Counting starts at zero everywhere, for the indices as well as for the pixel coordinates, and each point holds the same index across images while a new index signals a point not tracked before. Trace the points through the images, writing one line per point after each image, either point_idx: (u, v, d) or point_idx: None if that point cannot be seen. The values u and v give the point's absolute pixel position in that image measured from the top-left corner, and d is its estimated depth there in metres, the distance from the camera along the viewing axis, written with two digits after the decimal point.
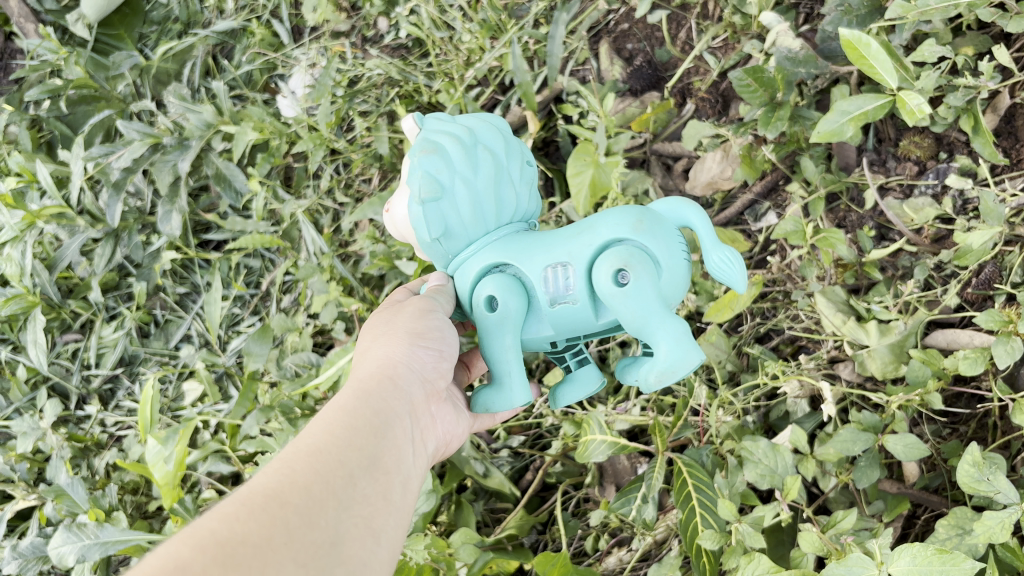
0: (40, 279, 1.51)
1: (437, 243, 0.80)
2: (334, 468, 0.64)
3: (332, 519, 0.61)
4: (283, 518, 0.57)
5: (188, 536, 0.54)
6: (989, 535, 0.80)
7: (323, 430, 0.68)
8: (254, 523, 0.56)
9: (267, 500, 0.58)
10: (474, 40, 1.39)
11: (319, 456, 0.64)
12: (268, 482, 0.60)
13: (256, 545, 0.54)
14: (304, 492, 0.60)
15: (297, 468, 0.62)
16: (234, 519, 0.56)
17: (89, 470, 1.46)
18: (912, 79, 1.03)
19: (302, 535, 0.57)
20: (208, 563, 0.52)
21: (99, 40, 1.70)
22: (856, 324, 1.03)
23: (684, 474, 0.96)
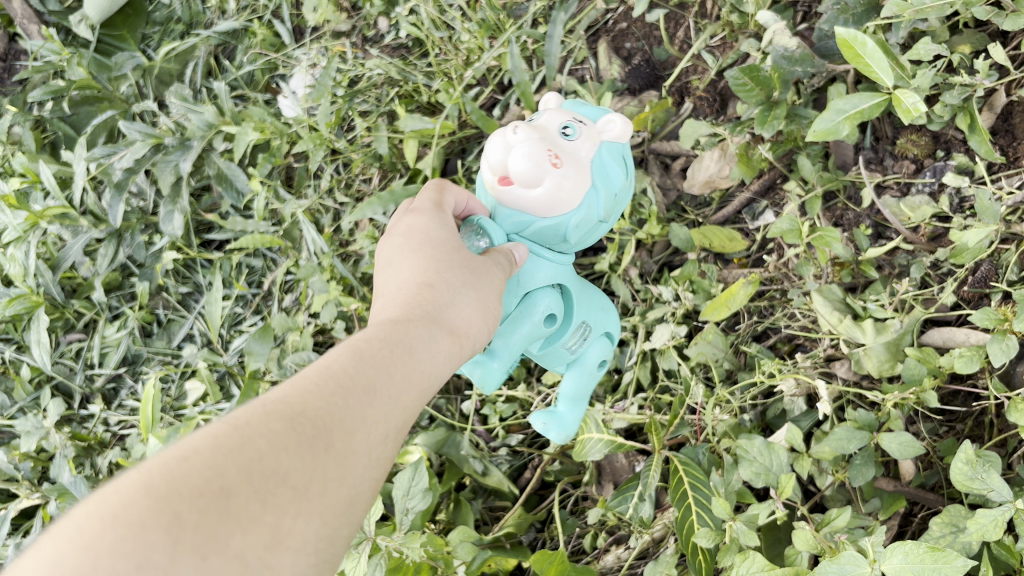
0: (44, 279, 1.52)
1: (561, 241, 0.88)
2: (382, 415, 0.56)
3: (361, 475, 0.52)
4: (324, 465, 0.49)
5: (232, 447, 0.45)
6: (983, 533, 0.81)
7: (386, 356, 0.59)
8: (297, 460, 0.48)
9: (316, 434, 0.50)
10: (473, 40, 1.39)
11: (375, 397, 0.55)
12: (321, 405, 0.51)
13: (289, 490, 0.47)
14: (349, 440, 0.52)
15: (351, 401, 0.53)
16: (282, 447, 0.47)
17: (93, 469, 1.47)
18: (909, 78, 1.03)
19: (333, 489, 0.49)
20: (245, 499, 0.44)
21: (102, 41, 1.70)
22: (853, 322, 1.03)
23: (680, 472, 0.98)
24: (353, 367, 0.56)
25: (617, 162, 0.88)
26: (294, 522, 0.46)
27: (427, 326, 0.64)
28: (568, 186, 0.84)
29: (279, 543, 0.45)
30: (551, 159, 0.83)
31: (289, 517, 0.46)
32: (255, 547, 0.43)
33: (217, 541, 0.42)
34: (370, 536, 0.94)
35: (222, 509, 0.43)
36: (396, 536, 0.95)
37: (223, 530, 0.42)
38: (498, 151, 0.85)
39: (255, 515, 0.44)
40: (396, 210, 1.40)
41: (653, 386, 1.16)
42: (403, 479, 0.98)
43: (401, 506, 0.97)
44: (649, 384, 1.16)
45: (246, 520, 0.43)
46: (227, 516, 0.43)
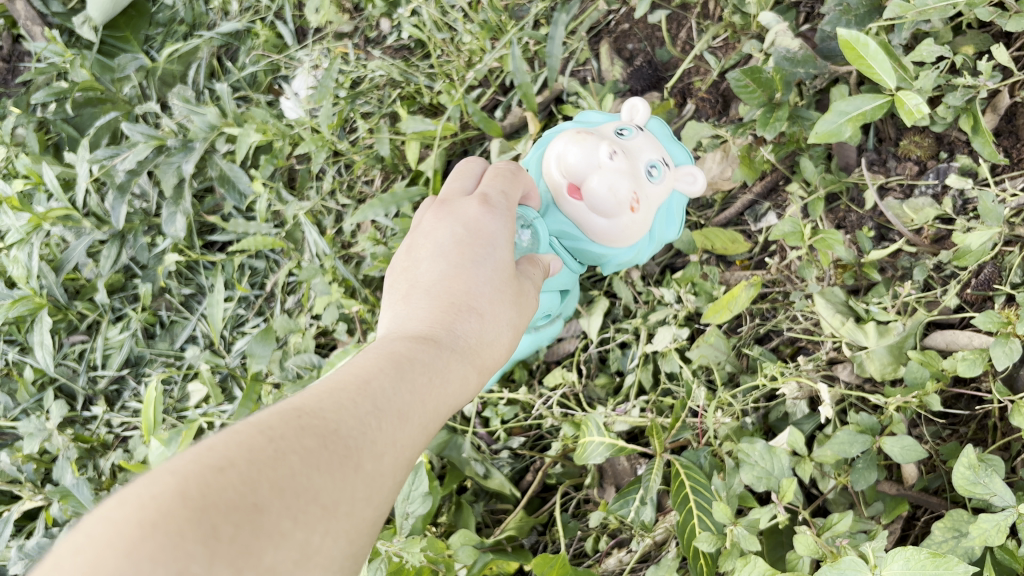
0: (47, 281, 1.52)
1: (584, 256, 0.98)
2: (408, 436, 0.53)
3: (383, 498, 0.50)
4: (354, 485, 0.47)
5: (266, 458, 0.43)
6: (985, 538, 0.80)
7: (413, 373, 0.56)
8: (330, 477, 0.45)
9: (349, 452, 0.47)
10: (475, 41, 1.39)
11: (404, 418, 0.53)
12: (353, 422, 0.49)
13: (322, 508, 0.44)
14: (378, 460, 0.49)
15: (380, 419, 0.51)
16: (316, 463, 0.45)
17: (95, 471, 1.47)
18: (912, 79, 1.03)
19: (358, 509, 0.47)
20: (279, 515, 0.41)
21: (105, 42, 1.70)
22: (855, 325, 1.02)
23: (682, 476, 0.97)
24: (384, 385, 0.53)
25: (672, 213, 0.99)
26: (321, 543, 0.44)
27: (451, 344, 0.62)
28: (632, 225, 0.93)
29: (306, 563, 0.42)
30: (631, 203, 0.91)
31: (317, 534, 0.43)
32: (284, 564, 0.41)
33: (253, 557, 0.39)
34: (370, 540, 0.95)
35: (257, 524, 0.40)
36: (396, 540, 0.97)
37: (258, 545, 0.39)
38: (584, 163, 0.90)
39: (288, 532, 0.41)
40: (398, 211, 1.40)
41: (654, 389, 1.15)
42: (403, 484, 0.99)
43: (401, 510, 0.99)
44: (651, 386, 1.16)
45: (278, 535, 0.41)
46: (261, 532, 0.40)
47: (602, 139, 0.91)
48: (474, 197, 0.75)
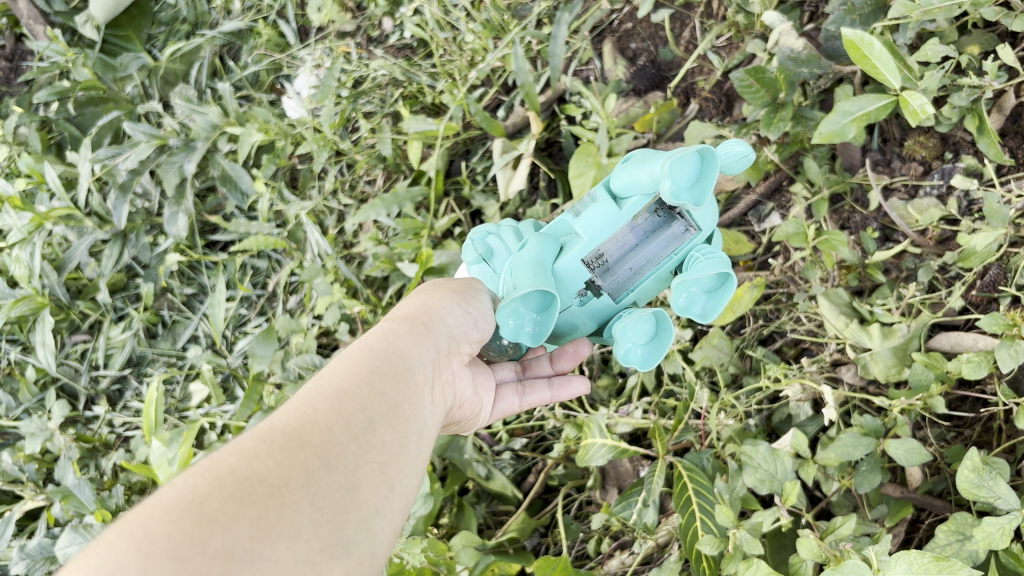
0: (49, 280, 1.52)
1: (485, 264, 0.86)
2: (356, 410, 0.60)
3: (352, 463, 0.57)
4: (302, 460, 0.54)
5: (201, 472, 0.51)
6: (989, 541, 0.80)
7: (347, 369, 0.64)
8: (273, 462, 0.52)
9: (288, 439, 0.55)
10: (477, 41, 1.38)
11: (344, 397, 0.61)
12: (287, 420, 0.57)
13: (272, 485, 0.51)
14: (324, 436, 0.57)
15: (318, 408, 0.59)
16: (252, 457, 0.52)
17: (97, 471, 1.47)
18: (916, 79, 1.02)
19: (320, 477, 0.54)
20: (221, 501, 0.48)
21: (108, 41, 1.70)
22: (859, 327, 1.01)
23: (684, 478, 0.97)
24: (320, 390, 0.61)
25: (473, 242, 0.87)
26: (282, 513, 0.50)
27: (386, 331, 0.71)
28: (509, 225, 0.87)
29: (269, 531, 0.48)
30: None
31: (272, 508, 0.50)
32: (241, 538, 0.47)
33: (199, 541, 0.46)
34: None
35: (197, 515, 0.47)
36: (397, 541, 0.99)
37: (201, 532, 0.46)
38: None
39: (237, 513, 0.48)
40: (400, 211, 1.39)
41: (657, 391, 1.15)
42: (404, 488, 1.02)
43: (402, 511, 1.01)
44: (654, 388, 1.15)
45: (225, 519, 0.47)
46: (206, 519, 0.47)
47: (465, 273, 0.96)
48: None
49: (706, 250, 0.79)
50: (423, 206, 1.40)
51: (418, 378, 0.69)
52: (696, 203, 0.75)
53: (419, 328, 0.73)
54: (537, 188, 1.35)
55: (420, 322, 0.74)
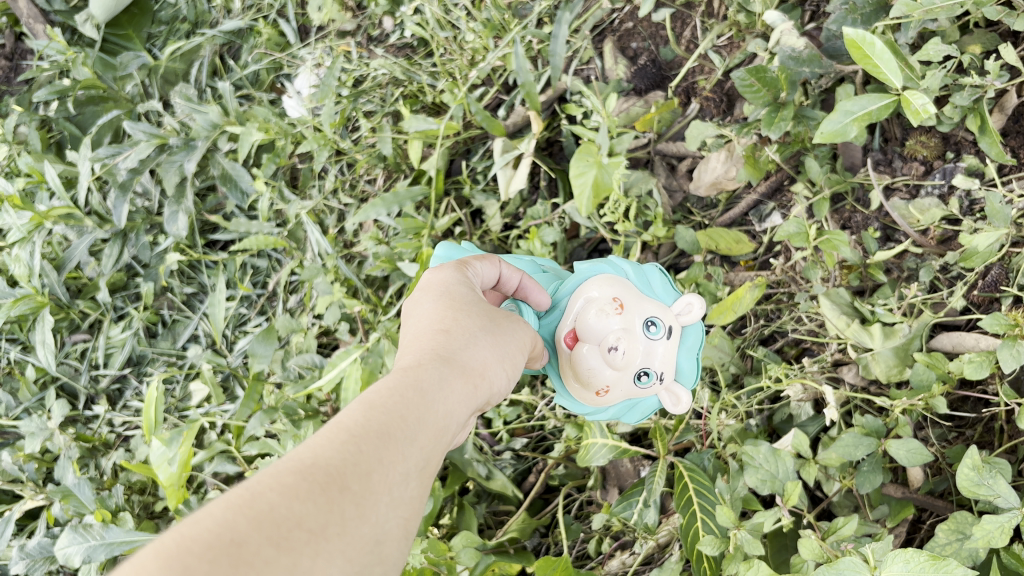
0: (49, 280, 1.52)
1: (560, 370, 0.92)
2: (398, 458, 0.53)
3: (384, 514, 0.50)
4: (341, 507, 0.47)
5: (238, 502, 0.44)
6: (989, 539, 0.80)
7: (396, 403, 0.56)
8: (313, 505, 0.46)
9: (330, 477, 0.48)
10: (478, 40, 1.38)
11: (388, 440, 0.53)
12: (330, 453, 0.49)
13: (309, 532, 0.45)
14: (366, 483, 0.50)
15: (364, 447, 0.51)
16: (293, 495, 0.46)
17: (97, 470, 1.47)
18: (918, 79, 1.02)
19: (352, 529, 0.47)
20: (258, 545, 0.42)
21: (108, 40, 1.69)
22: (860, 327, 1.01)
23: (685, 478, 0.97)
24: (363, 417, 0.54)
25: (639, 408, 0.89)
26: (314, 563, 0.44)
27: (439, 368, 0.62)
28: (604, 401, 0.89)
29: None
30: (614, 309, 0.83)
31: (306, 559, 0.44)
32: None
33: None
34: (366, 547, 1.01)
35: (233, 559, 0.41)
36: None
37: None
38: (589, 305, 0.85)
39: (272, 560, 0.42)
40: (401, 211, 1.39)
41: None
42: None
43: None
44: None
45: (260, 565, 0.42)
46: (240, 564, 0.41)
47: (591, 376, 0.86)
48: (452, 266, 0.77)
49: None
50: (424, 206, 1.40)
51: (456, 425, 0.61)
52: None
53: (470, 376, 0.64)
54: (538, 188, 1.35)
55: (472, 371, 0.65)
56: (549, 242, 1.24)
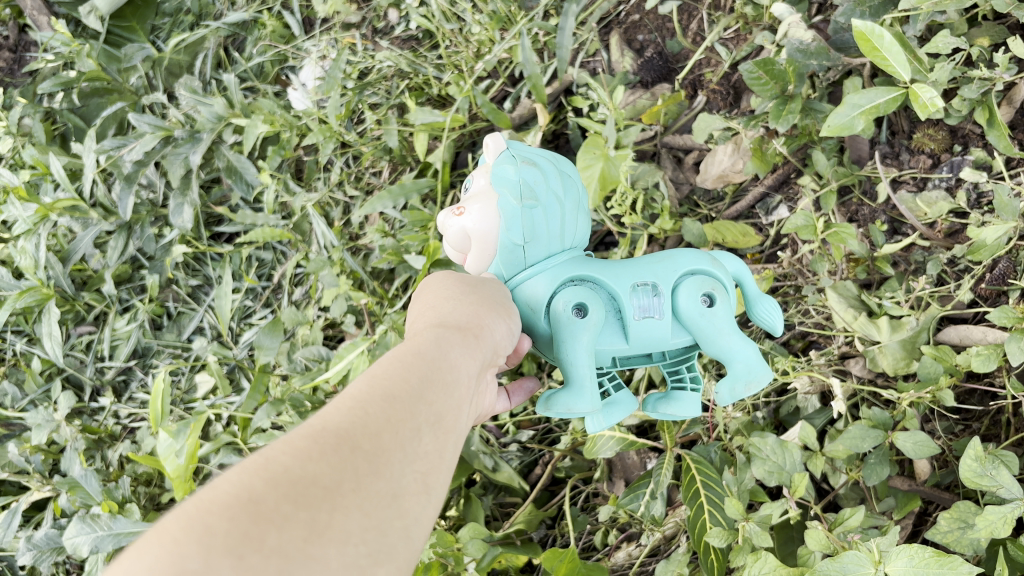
0: (54, 272, 1.51)
1: (526, 248, 0.78)
2: (405, 415, 0.53)
3: (399, 470, 0.50)
4: (354, 464, 0.47)
5: (253, 467, 0.45)
6: (991, 529, 0.80)
7: (398, 369, 0.57)
8: (327, 464, 0.46)
9: (340, 439, 0.48)
10: (484, 32, 1.38)
11: (393, 401, 0.54)
12: (338, 417, 0.50)
13: (326, 488, 0.45)
14: (376, 440, 0.50)
15: (370, 409, 0.52)
16: (306, 456, 0.46)
17: (103, 462, 1.47)
18: (926, 71, 1.02)
19: (369, 484, 0.48)
20: (275, 501, 0.43)
21: (111, 32, 1.70)
22: (867, 320, 1.02)
23: (693, 471, 0.96)
24: (367, 386, 0.54)
25: (514, 162, 0.79)
26: (333, 517, 0.44)
27: (437, 335, 0.63)
28: (477, 214, 0.78)
29: (316, 539, 0.43)
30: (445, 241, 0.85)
31: (324, 512, 0.44)
32: (294, 539, 0.42)
33: (254, 540, 0.40)
34: None
35: (253, 514, 0.42)
36: None
37: (257, 531, 0.41)
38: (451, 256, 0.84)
39: (291, 515, 0.43)
40: (407, 204, 1.39)
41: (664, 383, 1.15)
42: None
43: None
44: (661, 380, 1.14)
45: (279, 519, 0.42)
46: (259, 518, 0.41)
47: (459, 218, 0.80)
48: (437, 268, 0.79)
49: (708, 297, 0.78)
50: (430, 198, 1.39)
51: (465, 388, 0.61)
52: (709, 298, 0.78)
53: (471, 338, 0.65)
54: None
55: (471, 334, 0.65)
56: None
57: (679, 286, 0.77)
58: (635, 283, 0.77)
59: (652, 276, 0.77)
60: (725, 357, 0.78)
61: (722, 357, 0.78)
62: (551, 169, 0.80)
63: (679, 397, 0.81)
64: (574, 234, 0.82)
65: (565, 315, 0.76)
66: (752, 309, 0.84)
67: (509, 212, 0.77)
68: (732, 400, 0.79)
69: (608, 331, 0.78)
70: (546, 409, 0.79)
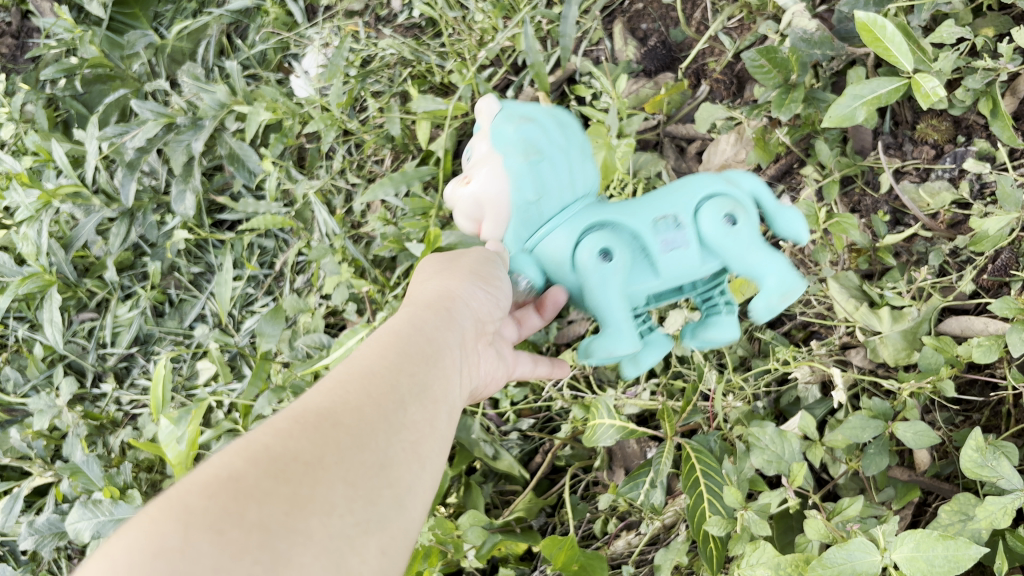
0: (56, 258, 1.52)
1: (542, 203, 0.78)
2: (387, 389, 0.55)
3: (382, 442, 0.51)
4: (337, 439, 0.49)
5: (236, 449, 0.47)
6: (992, 521, 0.80)
7: (379, 351, 0.58)
8: (307, 441, 0.48)
9: (319, 417, 0.50)
10: (487, 20, 1.37)
11: (374, 380, 0.55)
12: (318, 399, 0.52)
13: (308, 463, 0.47)
14: (357, 416, 0.52)
15: (351, 389, 0.54)
16: (285, 435, 0.48)
17: (105, 448, 1.48)
18: (929, 61, 1.01)
19: (352, 456, 0.49)
20: (255, 477, 0.44)
21: (114, 19, 1.69)
22: (869, 310, 1.01)
23: (692, 459, 0.96)
24: (346, 368, 0.56)
25: (513, 120, 0.78)
26: (316, 489, 0.46)
27: (422, 316, 0.64)
28: (489, 178, 0.77)
29: (299, 512, 0.44)
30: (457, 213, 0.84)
31: (306, 486, 0.45)
32: (274, 515, 0.43)
33: (235, 514, 0.42)
34: None
35: (233, 489, 0.43)
36: None
37: (237, 504, 0.42)
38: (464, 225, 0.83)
39: (273, 488, 0.44)
40: (409, 191, 1.38)
41: (665, 372, 1.14)
42: None
43: None
44: (662, 369, 1.14)
45: (261, 493, 0.44)
46: (240, 493, 0.43)
47: (469, 188, 0.78)
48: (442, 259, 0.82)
49: (731, 217, 0.77)
50: (432, 186, 1.39)
51: (447, 365, 0.63)
52: (730, 223, 0.77)
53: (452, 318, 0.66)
54: None
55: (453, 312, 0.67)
56: None
57: (700, 215, 0.77)
58: (655, 220, 0.77)
59: (671, 212, 0.77)
60: (760, 279, 0.77)
61: (755, 277, 0.77)
62: (551, 118, 0.79)
63: (716, 321, 0.82)
64: (585, 183, 0.81)
65: (591, 263, 0.76)
66: (774, 223, 0.84)
67: (520, 172, 0.76)
68: (768, 318, 0.78)
69: (638, 270, 0.78)
70: (592, 358, 0.81)
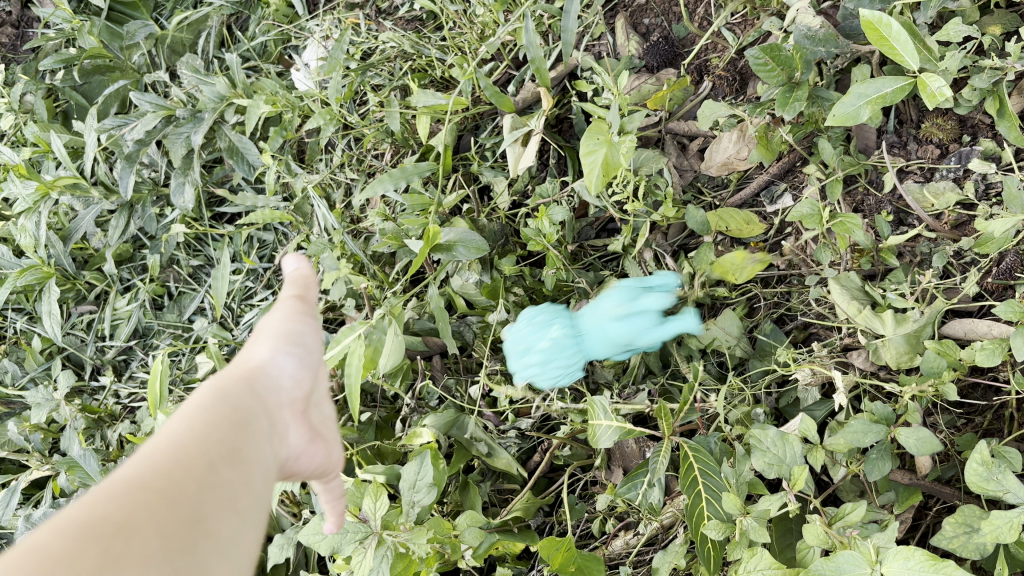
0: (55, 251, 1.52)
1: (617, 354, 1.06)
2: (192, 453, 0.50)
3: (197, 499, 0.47)
4: (143, 506, 0.45)
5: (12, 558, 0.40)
6: (997, 535, 0.79)
7: (180, 424, 0.53)
8: (105, 519, 0.43)
9: (116, 496, 0.45)
10: (488, 14, 1.36)
11: (174, 447, 0.50)
12: (122, 477, 0.47)
13: (107, 539, 0.42)
14: (163, 479, 0.47)
15: (148, 464, 0.48)
16: (78, 521, 0.42)
17: (103, 442, 1.46)
18: (936, 60, 1.00)
19: (161, 522, 0.44)
20: None
21: (114, 9, 1.68)
22: (872, 313, 0.98)
23: (690, 458, 0.95)
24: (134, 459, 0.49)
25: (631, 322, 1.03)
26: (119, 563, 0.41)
27: (234, 386, 0.60)
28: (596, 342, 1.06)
29: (113, 566, 0.41)
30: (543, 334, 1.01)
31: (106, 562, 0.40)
32: None
33: None
34: (376, 530, 0.95)
35: None
36: (403, 530, 0.96)
37: None
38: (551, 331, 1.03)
39: None
40: (409, 187, 1.37)
41: (664, 371, 1.14)
42: (409, 472, 0.99)
43: (407, 499, 0.99)
44: (660, 368, 1.14)
45: None
46: None
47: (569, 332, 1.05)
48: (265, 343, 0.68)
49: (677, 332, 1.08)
50: (432, 181, 1.37)
51: (258, 429, 0.57)
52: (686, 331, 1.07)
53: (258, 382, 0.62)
54: (547, 165, 1.33)
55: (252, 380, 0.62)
56: (558, 221, 1.17)
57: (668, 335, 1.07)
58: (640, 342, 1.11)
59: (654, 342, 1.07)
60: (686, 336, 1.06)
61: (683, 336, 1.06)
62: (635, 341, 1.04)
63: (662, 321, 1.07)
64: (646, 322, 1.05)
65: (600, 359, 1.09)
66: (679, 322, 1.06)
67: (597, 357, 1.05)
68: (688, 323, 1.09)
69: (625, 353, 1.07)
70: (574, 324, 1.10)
